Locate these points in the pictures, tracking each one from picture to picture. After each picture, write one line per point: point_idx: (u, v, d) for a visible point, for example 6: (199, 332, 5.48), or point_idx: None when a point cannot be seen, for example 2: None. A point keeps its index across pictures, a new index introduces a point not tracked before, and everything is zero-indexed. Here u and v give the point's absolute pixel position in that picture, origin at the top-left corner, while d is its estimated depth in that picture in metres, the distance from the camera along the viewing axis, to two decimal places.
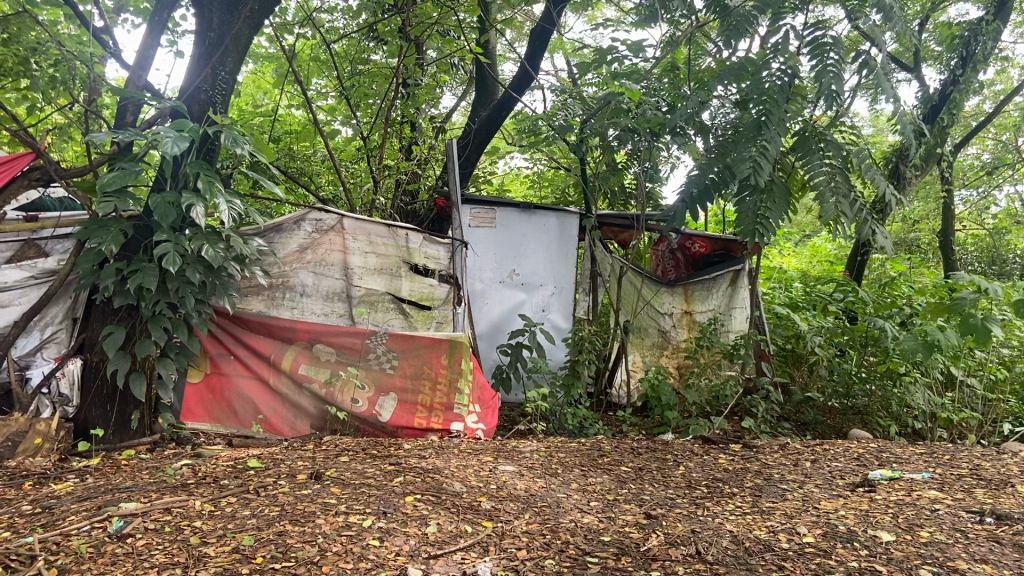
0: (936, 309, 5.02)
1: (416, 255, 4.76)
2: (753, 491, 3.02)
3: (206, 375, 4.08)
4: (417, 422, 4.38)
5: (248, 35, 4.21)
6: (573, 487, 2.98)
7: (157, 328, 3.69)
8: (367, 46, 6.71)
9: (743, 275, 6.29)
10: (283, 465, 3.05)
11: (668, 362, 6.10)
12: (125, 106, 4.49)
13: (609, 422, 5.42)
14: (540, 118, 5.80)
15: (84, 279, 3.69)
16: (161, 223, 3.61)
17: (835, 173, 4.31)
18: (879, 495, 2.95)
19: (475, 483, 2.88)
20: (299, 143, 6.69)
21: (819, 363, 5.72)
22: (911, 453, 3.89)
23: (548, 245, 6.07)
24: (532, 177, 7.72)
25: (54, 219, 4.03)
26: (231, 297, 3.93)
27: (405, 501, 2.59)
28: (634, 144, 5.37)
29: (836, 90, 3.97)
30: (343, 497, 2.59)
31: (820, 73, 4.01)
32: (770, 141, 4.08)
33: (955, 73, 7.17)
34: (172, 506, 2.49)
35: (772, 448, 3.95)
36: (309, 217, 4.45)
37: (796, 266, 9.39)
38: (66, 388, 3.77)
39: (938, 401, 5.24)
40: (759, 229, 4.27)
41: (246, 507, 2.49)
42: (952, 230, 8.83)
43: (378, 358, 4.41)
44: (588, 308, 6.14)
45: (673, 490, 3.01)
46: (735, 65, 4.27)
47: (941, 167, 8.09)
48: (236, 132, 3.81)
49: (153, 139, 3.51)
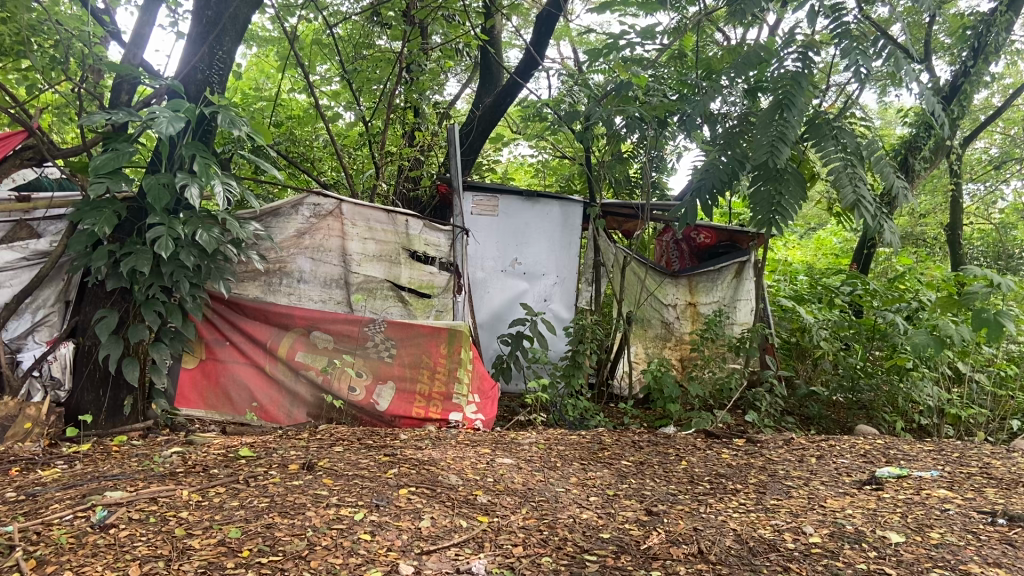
0: (948, 303, 4.90)
1: (416, 242, 4.66)
2: (757, 488, 2.93)
3: (201, 361, 4.01)
4: (416, 412, 4.31)
5: (246, 14, 4.12)
6: (572, 480, 2.89)
7: (150, 313, 3.62)
8: (371, 30, 6.63)
9: (749, 267, 6.15)
10: (274, 454, 2.95)
11: (671, 354, 6.02)
12: (120, 85, 4.36)
13: (611, 414, 5.33)
14: (546, 106, 5.72)
15: (75, 261, 3.63)
16: (154, 206, 3.53)
17: (849, 160, 4.16)
18: (886, 493, 2.87)
19: (471, 476, 2.79)
20: (301, 127, 6.63)
21: (824, 357, 5.72)
22: (919, 451, 3.80)
23: (551, 233, 5.99)
24: (536, 165, 7.64)
25: (47, 201, 3.89)
26: (226, 281, 3.85)
27: (399, 493, 2.50)
28: (641, 134, 5.19)
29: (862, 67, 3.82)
30: (335, 489, 2.50)
31: (848, 50, 3.86)
32: (788, 125, 3.93)
33: (966, 65, 7.06)
34: (159, 496, 2.41)
35: (777, 443, 3.86)
36: (307, 201, 4.36)
37: (800, 259, 9.28)
38: (58, 372, 3.72)
39: (945, 397, 5.16)
40: (778, 218, 4.06)
41: (234, 498, 2.40)
42: (959, 225, 8.70)
43: (376, 346, 4.34)
44: (591, 298, 6.00)
45: (675, 486, 2.93)
46: (752, 49, 4.20)
47: (950, 159, 7.95)
48: (233, 112, 3.71)
49: (148, 119, 3.42)
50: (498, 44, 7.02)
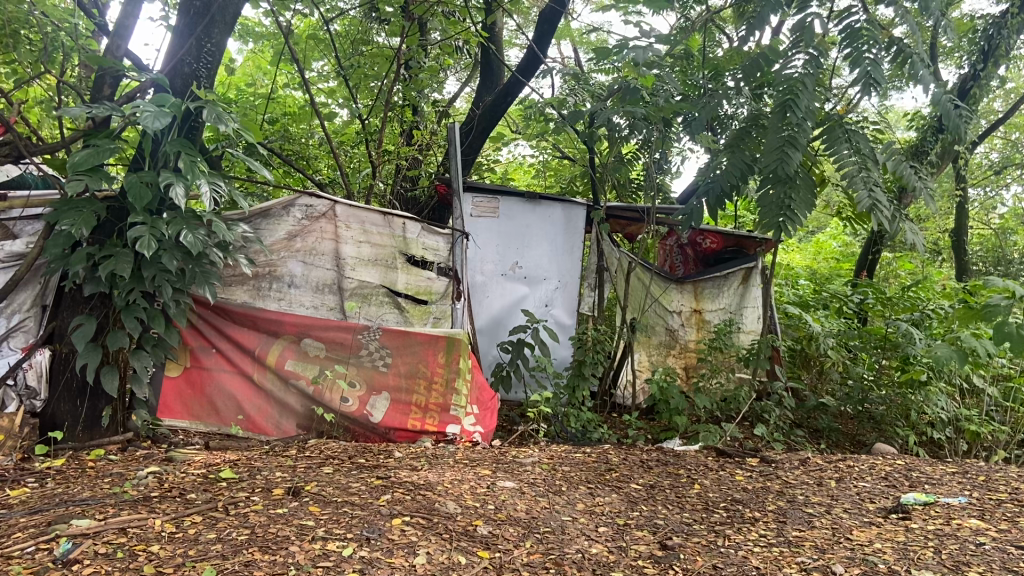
0: (968, 314, 4.63)
1: (413, 247, 4.46)
2: (777, 517, 2.74)
3: (185, 370, 3.81)
4: (411, 424, 4.11)
5: (237, 5, 3.92)
6: (578, 508, 2.69)
7: (131, 319, 3.41)
8: (370, 27, 6.39)
9: (756, 273, 6.00)
10: (257, 477, 2.71)
11: (675, 362, 5.83)
12: (101, 77, 3.93)
13: (614, 426, 5.11)
14: (549, 105, 5.51)
15: (52, 264, 3.41)
16: (135, 204, 3.33)
17: (867, 162, 3.75)
18: (914, 524, 2.70)
19: (470, 503, 2.57)
20: (297, 125, 6.41)
21: (832, 366, 5.52)
22: (943, 474, 3.62)
23: (553, 237, 5.80)
24: (536, 165, 7.46)
25: (24, 200, 3.56)
26: (212, 286, 3.63)
27: (392, 524, 2.29)
28: (646, 135, 4.99)
29: (875, 77, 3.44)
30: (323, 519, 2.28)
31: (855, 61, 3.52)
32: (800, 130, 3.59)
33: (975, 68, 6.87)
34: (128, 526, 2.16)
35: (792, 463, 3.68)
36: (299, 202, 4.15)
37: (801, 263, 9.13)
38: (33, 380, 3.46)
39: (961, 411, 4.99)
40: (785, 222, 3.57)
41: (212, 529, 2.18)
42: (963, 230, 8.57)
43: (371, 354, 4.13)
44: (593, 304, 5.88)
45: (689, 514, 2.73)
46: (754, 55, 3.97)
47: (958, 164, 7.78)
48: (221, 108, 3.52)
49: (131, 114, 3.22)
50: (498, 41, 6.82)
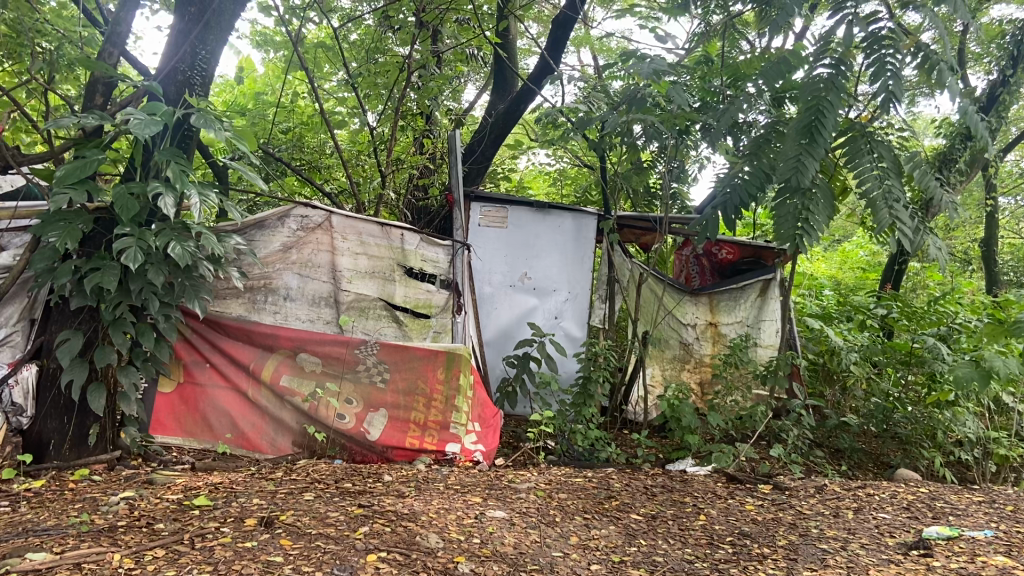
0: (998, 330, 4.33)
1: (411, 258, 4.34)
2: (787, 554, 2.52)
3: (179, 385, 3.71)
4: (409, 442, 3.95)
5: (233, 12, 3.82)
6: (571, 542, 2.50)
7: (118, 334, 3.31)
8: (383, 35, 6.26)
9: (774, 285, 5.76)
10: (233, 504, 2.58)
11: (689, 377, 5.60)
12: (94, 85, 3.84)
13: (624, 444, 4.89)
14: (561, 112, 5.35)
15: (39, 277, 3.32)
16: (121, 216, 3.22)
17: (889, 176, 3.51)
18: (937, 562, 2.46)
19: (454, 537, 2.40)
20: (309, 134, 6.36)
21: (854, 382, 5.24)
22: (970, 503, 3.36)
23: (562, 247, 5.63)
24: (554, 174, 7.32)
25: (11, 211, 3.46)
26: (202, 300, 3.52)
27: (365, 561, 2.13)
28: (661, 143, 4.81)
29: (896, 88, 3.26)
30: (292, 554, 2.14)
31: (878, 71, 3.31)
32: (820, 139, 3.37)
33: (1005, 73, 6.51)
34: (84, 561, 2.03)
35: (808, 491, 3.45)
36: (294, 213, 4.05)
37: (826, 273, 8.84)
38: (19, 397, 3.39)
39: (990, 432, 4.69)
40: (802, 235, 3.44)
41: (172, 565, 2.04)
42: (994, 241, 8.23)
43: (368, 370, 3.99)
44: (605, 317, 5.64)
45: (691, 550, 2.53)
46: (775, 60, 3.74)
47: (989, 173, 7.44)
48: (212, 116, 3.39)
49: (120, 122, 3.12)
50: (514, 49, 6.71)
